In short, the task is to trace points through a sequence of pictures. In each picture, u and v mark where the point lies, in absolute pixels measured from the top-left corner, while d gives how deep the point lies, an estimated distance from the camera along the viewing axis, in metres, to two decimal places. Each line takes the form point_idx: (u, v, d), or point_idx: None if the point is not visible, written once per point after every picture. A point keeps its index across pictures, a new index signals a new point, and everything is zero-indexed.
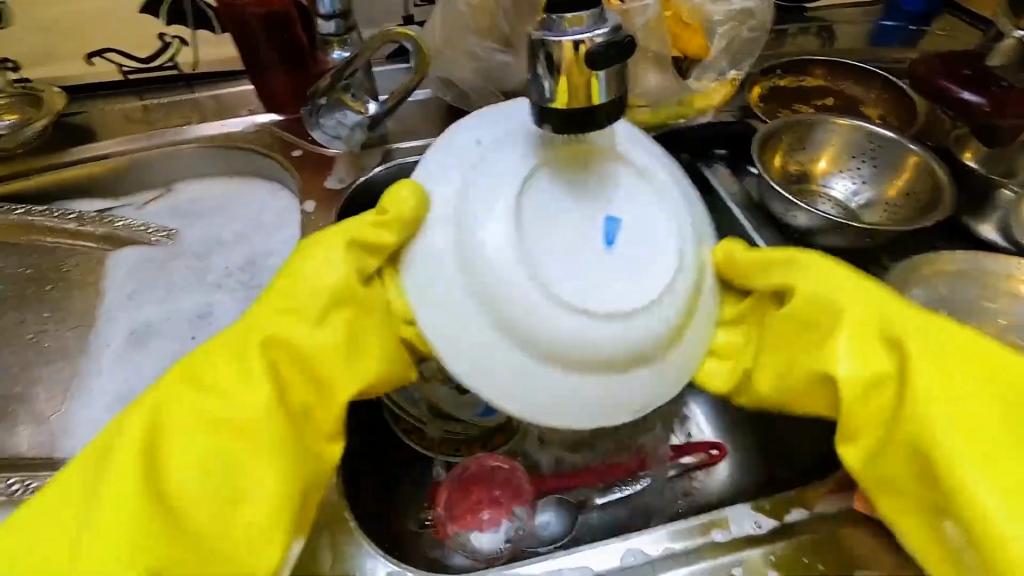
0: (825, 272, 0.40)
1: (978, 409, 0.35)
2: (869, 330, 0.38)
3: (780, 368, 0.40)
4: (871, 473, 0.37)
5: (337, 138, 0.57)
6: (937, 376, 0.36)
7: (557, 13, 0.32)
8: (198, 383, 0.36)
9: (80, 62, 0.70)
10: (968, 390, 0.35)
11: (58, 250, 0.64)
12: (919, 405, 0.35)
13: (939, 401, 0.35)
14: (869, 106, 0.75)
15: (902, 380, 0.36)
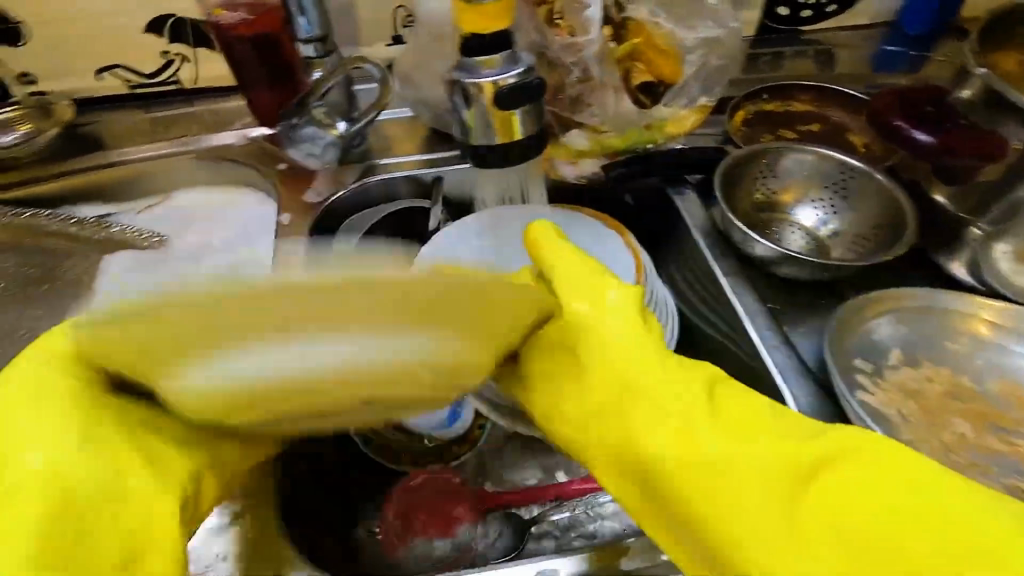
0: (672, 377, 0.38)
1: (854, 521, 0.30)
2: (689, 412, 0.36)
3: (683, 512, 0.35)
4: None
5: (312, 155, 0.61)
6: (754, 472, 0.33)
7: (471, 56, 0.33)
8: (126, 428, 0.36)
9: (90, 77, 0.75)
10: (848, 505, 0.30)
11: (59, 252, 0.69)
12: (772, 511, 0.32)
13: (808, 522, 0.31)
14: (855, 133, 0.74)
15: (721, 465, 0.33)
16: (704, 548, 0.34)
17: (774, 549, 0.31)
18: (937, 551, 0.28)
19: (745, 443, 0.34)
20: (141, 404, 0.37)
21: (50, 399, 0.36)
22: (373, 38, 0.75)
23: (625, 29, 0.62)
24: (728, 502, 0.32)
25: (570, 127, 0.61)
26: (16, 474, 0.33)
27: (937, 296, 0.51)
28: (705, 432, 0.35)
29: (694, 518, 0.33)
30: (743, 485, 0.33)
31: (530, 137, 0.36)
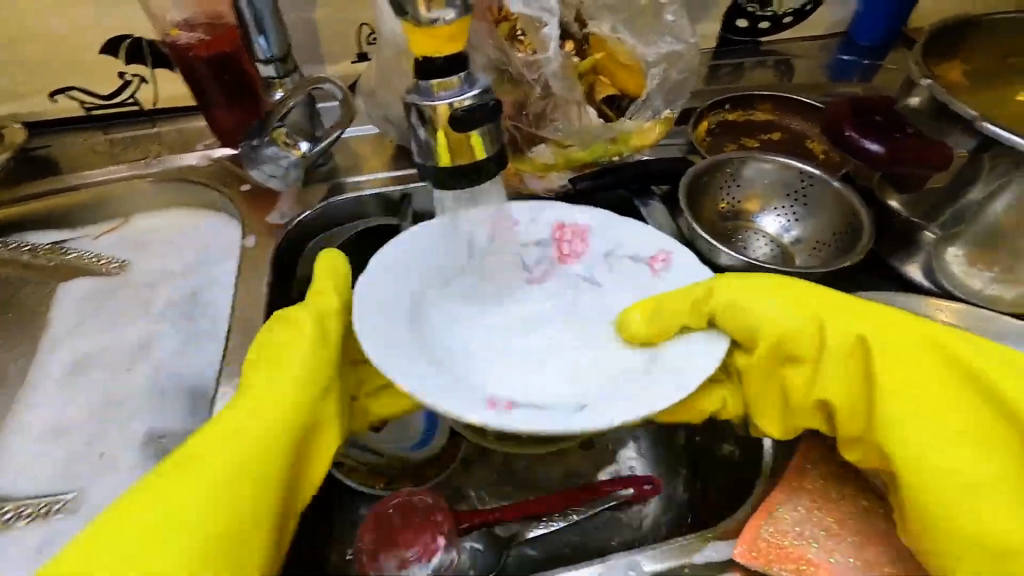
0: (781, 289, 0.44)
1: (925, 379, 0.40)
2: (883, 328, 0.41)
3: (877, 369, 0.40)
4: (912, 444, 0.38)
5: (274, 177, 0.60)
6: (840, 379, 0.41)
7: (426, 79, 0.33)
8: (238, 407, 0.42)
9: (43, 99, 0.73)
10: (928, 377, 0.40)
11: (11, 281, 0.67)
12: (956, 399, 0.39)
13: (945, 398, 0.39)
14: (813, 141, 0.77)
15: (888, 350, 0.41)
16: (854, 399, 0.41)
17: (931, 437, 0.38)
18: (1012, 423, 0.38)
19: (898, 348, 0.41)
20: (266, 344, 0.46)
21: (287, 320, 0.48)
22: (337, 55, 0.74)
23: (587, 45, 0.63)
24: (929, 419, 0.39)
25: (536, 142, 0.61)
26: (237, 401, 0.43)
27: (895, 298, 0.53)
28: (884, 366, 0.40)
29: (819, 408, 0.42)
30: (887, 376, 0.40)
31: (491, 158, 0.36)
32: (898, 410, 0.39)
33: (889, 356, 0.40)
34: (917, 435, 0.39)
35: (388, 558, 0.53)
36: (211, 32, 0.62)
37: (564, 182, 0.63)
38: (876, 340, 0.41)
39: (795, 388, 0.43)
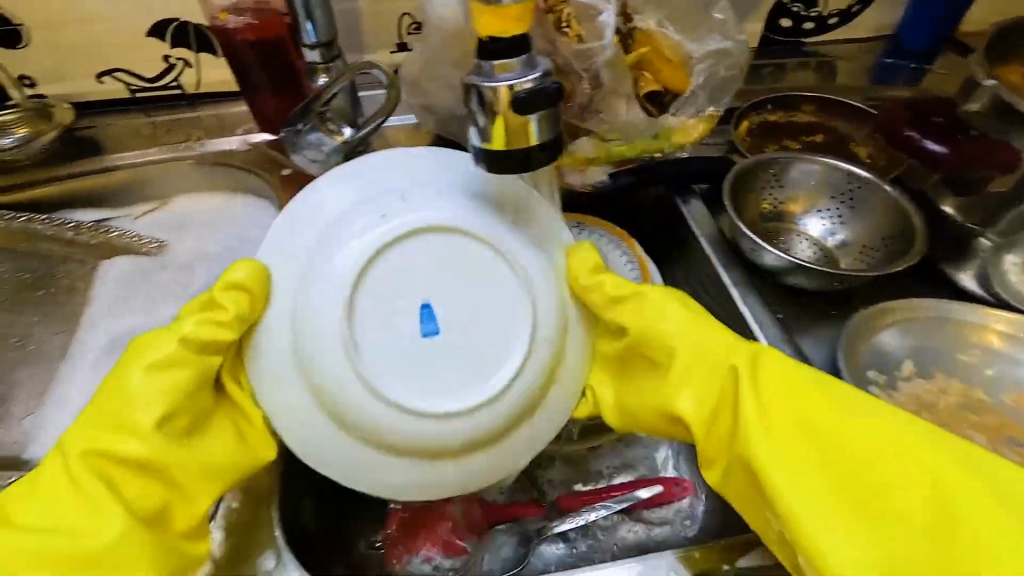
0: (698, 334, 0.41)
1: (823, 505, 0.35)
2: (797, 447, 0.37)
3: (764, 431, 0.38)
4: (843, 553, 0.34)
5: (315, 162, 0.61)
6: (836, 437, 0.37)
7: (488, 60, 0.33)
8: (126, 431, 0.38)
9: (90, 80, 0.74)
10: (819, 475, 0.36)
11: (53, 258, 0.68)
12: (887, 516, 0.35)
13: (808, 476, 0.36)
14: (859, 144, 0.75)
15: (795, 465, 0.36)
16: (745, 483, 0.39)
17: (807, 493, 0.36)
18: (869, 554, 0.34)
19: (800, 372, 0.39)
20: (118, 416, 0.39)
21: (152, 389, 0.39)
22: (377, 45, 0.74)
23: (630, 40, 0.61)
24: (793, 435, 0.37)
25: (578, 135, 0.60)
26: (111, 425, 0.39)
27: (948, 307, 0.51)
28: (786, 390, 0.39)
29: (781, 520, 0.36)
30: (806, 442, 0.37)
31: (547, 143, 0.35)
32: (831, 475, 0.36)
33: (863, 457, 0.36)
34: (843, 545, 0.34)
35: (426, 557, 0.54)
36: (258, 16, 0.63)
37: (604, 177, 0.63)
38: (744, 368, 0.39)
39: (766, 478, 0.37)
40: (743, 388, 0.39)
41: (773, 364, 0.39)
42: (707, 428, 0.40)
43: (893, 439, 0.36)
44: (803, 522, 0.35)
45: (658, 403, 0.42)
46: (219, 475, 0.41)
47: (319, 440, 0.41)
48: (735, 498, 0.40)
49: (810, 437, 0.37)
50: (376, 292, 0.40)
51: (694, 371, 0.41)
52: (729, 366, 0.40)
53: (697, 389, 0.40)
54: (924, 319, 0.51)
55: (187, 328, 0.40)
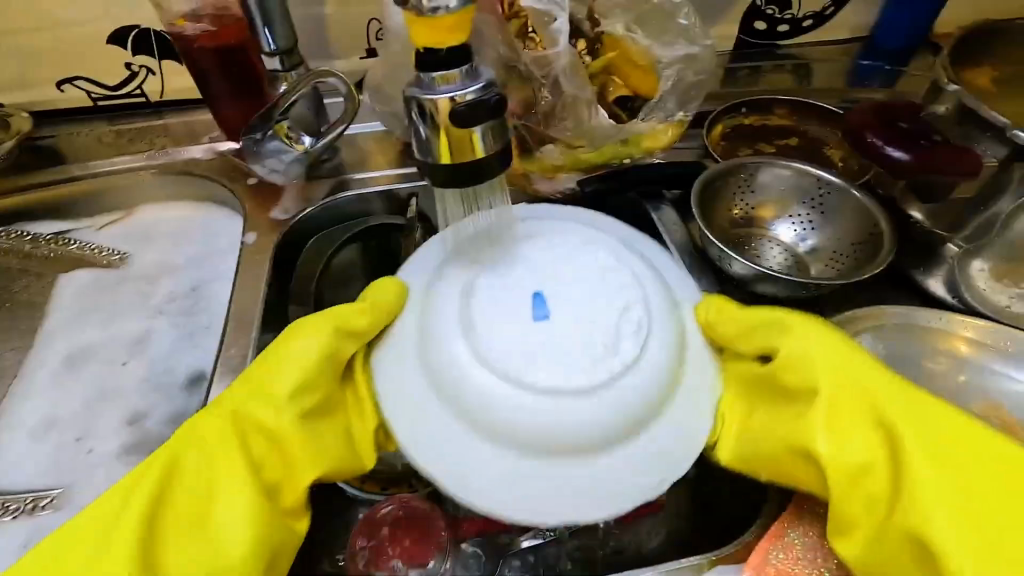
0: (813, 337, 0.43)
1: (944, 530, 0.36)
2: (906, 463, 0.39)
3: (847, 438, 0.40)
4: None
5: (277, 171, 0.60)
6: (915, 472, 0.39)
7: (427, 71, 0.32)
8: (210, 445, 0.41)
9: (51, 88, 0.72)
10: (936, 487, 0.38)
11: (12, 271, 0.66)
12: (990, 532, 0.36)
13: (935, 504, 0.37)
14: (833, 147, 0.74)
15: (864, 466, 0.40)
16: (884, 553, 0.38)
17: (947, 519, 0.37)
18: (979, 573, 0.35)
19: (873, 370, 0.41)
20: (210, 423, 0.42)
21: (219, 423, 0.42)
22: (346, 50, 0.73)
23: (599, 43, 0.61)
24: (855, 424, 0.41)
25: (545, 142, 0.59)
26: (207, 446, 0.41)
27: (917, 314, 0.50)
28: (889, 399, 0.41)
29: (908, 542, 0.38)
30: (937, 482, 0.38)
31: (494, 156, 0.34)
32: (950, 482, 0.38)
33: (941, 441, 0.39)
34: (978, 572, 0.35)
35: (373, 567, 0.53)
36: (217, 23, 0.61)
37: (573, 184, 0.62)
38: (836, 383, 0.42)
39: (897, 511, 0.38)
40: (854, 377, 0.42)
41: (848, 349, 0.43)
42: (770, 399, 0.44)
43: (945, 428, 0.40)
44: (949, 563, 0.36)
45: (794, 442, 0.41)
46: (271, 490, 0.41)
47: (447, 438, 0.43)
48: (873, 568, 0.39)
49: (871, 414, 0.41)
50: (498, 334, 0.43)
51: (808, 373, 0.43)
52: (835, 380, 0.42)
53: (853, 429, 0.40)
54: (891, 327, 0.50)
55: (283, 351, 0.44)
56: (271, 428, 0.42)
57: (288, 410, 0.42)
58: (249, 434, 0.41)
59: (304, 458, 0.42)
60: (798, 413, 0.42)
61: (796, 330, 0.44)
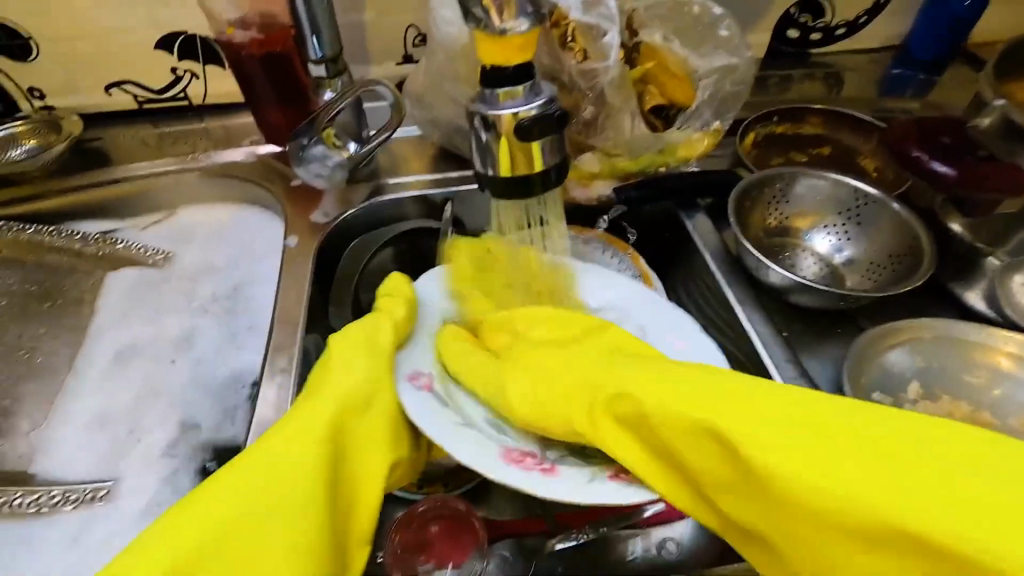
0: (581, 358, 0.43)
1: (794, 477, 0.33)
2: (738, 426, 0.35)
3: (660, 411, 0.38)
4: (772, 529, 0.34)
5: (320, 176, 0.61)
6: (755, 430, 0.35)
7: (491, 88, 0.33)
8: (319, 400, 0.41)
9: (99, 91, 0.74)
10: (764, 440, 0.34)
11: (61, 269, 0.68)
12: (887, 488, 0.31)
13: (768, 456, 0.34)
14: (866, 157, 0.74)
15: (740, 434, 0.35)
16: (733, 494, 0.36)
17: (790, 454, 0.33)
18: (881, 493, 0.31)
19: (757, 390, 0.36)
20: (302, 415, 0.40)
21: (362, 369, 0.43)
22: (383, 56, 0.75)
23: (636, 53, 0.60)
24: (819, 469, 0.32)
25: (582, 150, 0.60)
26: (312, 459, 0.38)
27: (955, 327, 0.51)
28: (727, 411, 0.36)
29: (771, 490, 0.34)
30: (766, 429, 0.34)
31: (552, 168, 0.35)
32: (794, 442, 0.34)
33: (867, 441, 0.33)
34: (852, 485, 0.32)
35: (421, 526, 0.55)
36: (264, 31, 0.63)
37: (608, 192, 0.62)
38: (718, 418, 0.36)
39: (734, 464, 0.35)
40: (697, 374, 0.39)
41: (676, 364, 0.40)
42: (721, 451, 0.36)
43: (937, 441, 0.32)
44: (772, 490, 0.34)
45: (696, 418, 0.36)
46: (342, 481, 0.39)
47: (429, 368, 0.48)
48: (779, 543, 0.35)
49: (733, 400, 0.36)
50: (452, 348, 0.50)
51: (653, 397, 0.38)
52: (652, 375, 0.39)
53: (692, 392, 0.37)
54: (931, 339, 0.51)
55: (339, 353, 0.44)
56: (362, 415, 0.42)
57: (368, 388, 0.43)
58: (322, 423, 0.40)
59: (380, 442, 0.42)
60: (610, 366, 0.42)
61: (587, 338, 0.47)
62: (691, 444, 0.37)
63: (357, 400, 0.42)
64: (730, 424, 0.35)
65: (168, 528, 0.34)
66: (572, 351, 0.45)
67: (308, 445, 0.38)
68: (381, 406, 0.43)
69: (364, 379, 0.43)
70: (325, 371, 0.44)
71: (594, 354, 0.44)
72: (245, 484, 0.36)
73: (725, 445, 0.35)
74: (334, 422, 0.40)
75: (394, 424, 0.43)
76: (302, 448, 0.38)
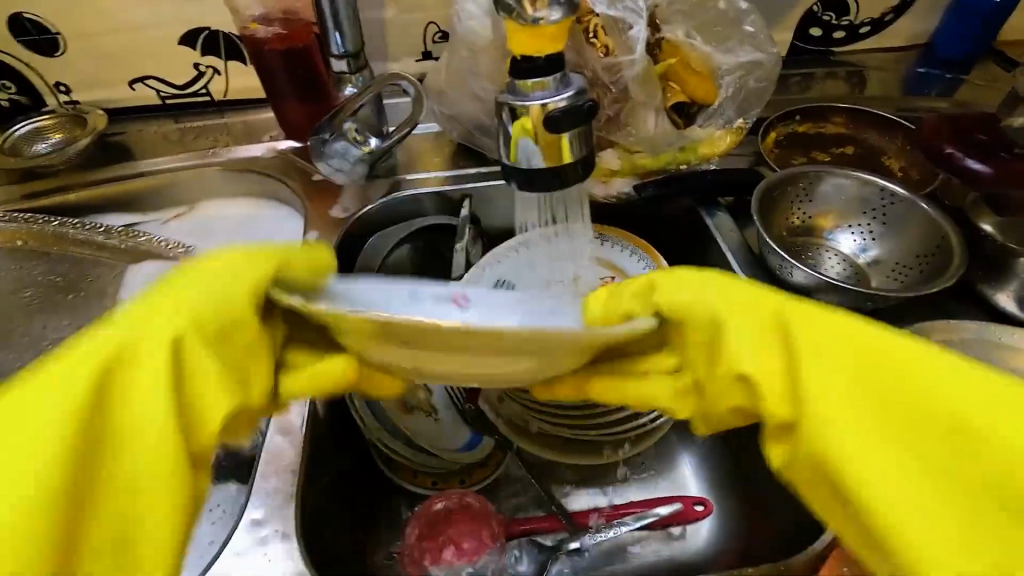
0: (709, 281, 0.34)
1: (875, 447, 0.29)
2: (858, 416, 0.29)
3: (750, 352, 0.31)
4: (793, 474, 0.31)
5: (341, 171, 0.61)
6: (825, 379, 0.30)
7: (520, 79, 0.33)
8: (54, 391, 0.28)
9: (123, 87, 0.75)
10: (817, 373, 0.30)
11: (85, 261, 0.69)
12: (952, 500, 0.27)
13: (824, 407, 0.29)
14: (891, 157, 0.73)
15: (757, 377, 0.31)
16: (817, 476, 0.30)
17: (854, 420, 0.29)
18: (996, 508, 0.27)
19: (839, 320, 0.31)
20: (102, 347, 0.30)
21: (195, 295, 0.32)
22: (403, 53, 0.75)
23: (659, 50, 0.59)
24: (912, 455, 0.29)
25: (604, 147, 0.61)
26: (51, 414, 0.28)
27: (987, 329, 0.49)
28: (807, 321, 0.32)
29: (785, 427, 0.31)
30: (846, 379, 0.30)
31: (580, 161, 0.35)
32: (915, 433, 0.29)
33: (910, 403, 0.29)
34: (888, 463, 0.28)
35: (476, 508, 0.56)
36: (287, 26, 0.63)
37: (629, 189, 0.62)
38: (792, 310, 0.32)
39: (772, 395, 0.31)
40: (781, 362, 0.31)
41: (806, 309, 0.32)
42: (887, 431, 0.29)
43: (1000, 397, 0.28)
44: (857, 459, 0.28)
45: (721, 362, 0.32)
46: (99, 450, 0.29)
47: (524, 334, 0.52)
48: (878, 508, 0.28)
49: (849, 349, 0.31)
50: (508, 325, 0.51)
51: (726, 322, 0.32)
52: (773, 309, 0.32)
53: (811, 363, 0.30)
54: (961, 342, 0.49)
55: (188, 282, 0.32)
56: (204, 355, 0.30)
57: (205, 363, 0.30)
58: (86, 364, 0.29)
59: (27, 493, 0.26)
60: (722, 336, 0.32)
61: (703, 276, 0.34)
62: (775, 403, 0.31)
63: (138, 312, 0.31)
64: (800, 335, 0.31)
65: None
66: (708, 336, 0.33)
67: (83, 376, 0.29)
68: (162, 330, 0.30)
69: (165, 390, 0.29)
70: (172, 293, 0.32)
71: (732, 285, 0.34)
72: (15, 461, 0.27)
73: (796, 424, 0.30)
74: (109, 361, 0.29)
75: (216, 385, 0.31)
76: (149, 343, 0.30)
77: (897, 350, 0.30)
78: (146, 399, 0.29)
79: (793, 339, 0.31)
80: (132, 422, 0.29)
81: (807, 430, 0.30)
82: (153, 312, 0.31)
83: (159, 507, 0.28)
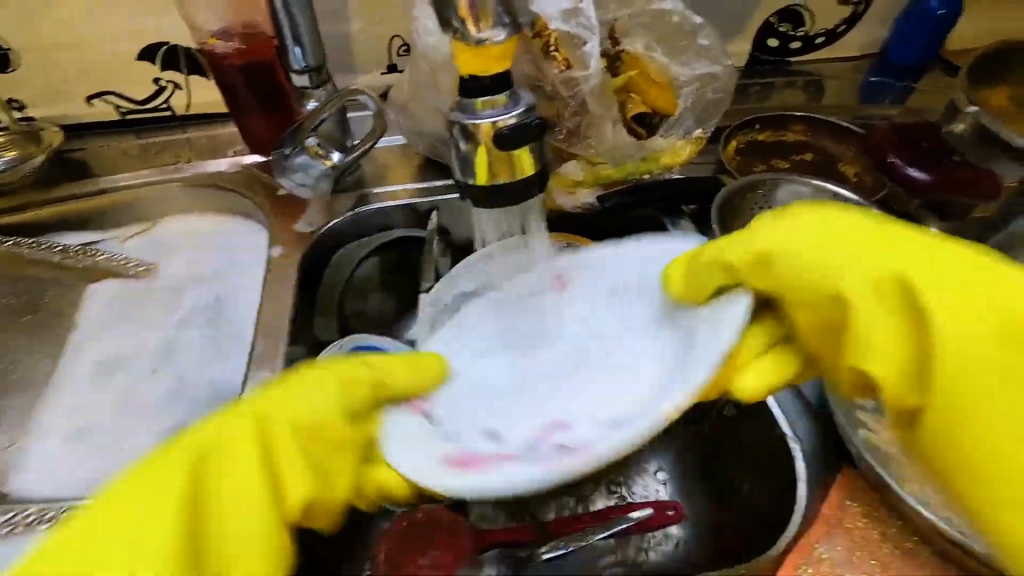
0: (781, 224, 0.37)
1: (874, 322, 0.33)
2: (839, 289, 0.34)
3: (800, 294, 0.36)
4: (896, 399, 0.32)
5: (304, 186, 0.61)
6: (819, 242, 0.35)
7: (469, 97, 0.33)
8: (282, 457, 0.35)
9: (80, 102, 0.74)
10: (869, 314, 0.33)
11: (42, 281, 0.67)
12: (898, 343, 0.32)
13: (870, 305, 0.33)
14: (847, 163, 0.75)
15: (861, 315, 0.33)
16: (813, 329, 0.36)
17: (863, 302, 0.33)
18: (1002, 415, 0.30)
19: (845, 219, 0.36)
20: (153, 472, 0.34)
21: (321, 398, 0.37)
22: (368, 66, 0.75)
23: (619, 62, 0.61)
24: (908, 300, 0.33)
25: (566, 159, 0.61)
26: (244, 428, 0.36)
27: None
28: (784, 255, 0.36)
29: (855, 375, 0.34)
30: (811, 293, 0.35)
31: (532, 177, 0.35)
32: (852, 286, 0.34)
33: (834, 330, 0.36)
34: (936, 323, 0.32)
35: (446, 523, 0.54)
36: (247, 41, 0.63)
37: (593, 200, 0.62)
38: (773, 250, 0.36)
39: (749, 350, 0.38)
40: (826, 302, 0.35)
41: (762, 251, 0.36)
42: (824, 317, 0.35)
43: (938, 256, 0.33)
44: (905, 366, 0.32)
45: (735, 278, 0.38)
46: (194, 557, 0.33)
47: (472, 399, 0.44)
48: (930, 406, 0.32)
49: (818, 286, 0.35)
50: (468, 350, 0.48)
51: (790, 287, 0.36)
52: (747, 257, 0.36)
53: (788, 258, 0.35)
54: None
55: (302, 382, 0.38)
56: (313, 414, 0.37)
57: (326, 398, 0.37)
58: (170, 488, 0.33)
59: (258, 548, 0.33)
60: (820, 271, 0.35)
61: (757, 234, 0.37)
62: (855, 284, 0.34)
63: (286, 443, 0.35)
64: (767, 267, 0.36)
65: (100, 515, 0.33)
66: (789, 279, 0.36)
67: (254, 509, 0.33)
68: (299, 417, 0.36)
69: (333, 384, 0.38)
70: (274, 399, 0.37)
71: (810, 221, 0.36)
72: (224, 481, 0.34)
73: (835, 328, 0.35)
74: (192, 462, 0.34)
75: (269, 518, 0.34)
76: (233, 486, 0.34)
77: (853, 229, 0.35)
78: (306, 434, 0.36)
79: (784, 286, 0.36)
80: (283, 406, 0.37)
81: (846, 320, 0.34)
82: (317, 376, 0.39)
83: (256, 498, 0.34)
